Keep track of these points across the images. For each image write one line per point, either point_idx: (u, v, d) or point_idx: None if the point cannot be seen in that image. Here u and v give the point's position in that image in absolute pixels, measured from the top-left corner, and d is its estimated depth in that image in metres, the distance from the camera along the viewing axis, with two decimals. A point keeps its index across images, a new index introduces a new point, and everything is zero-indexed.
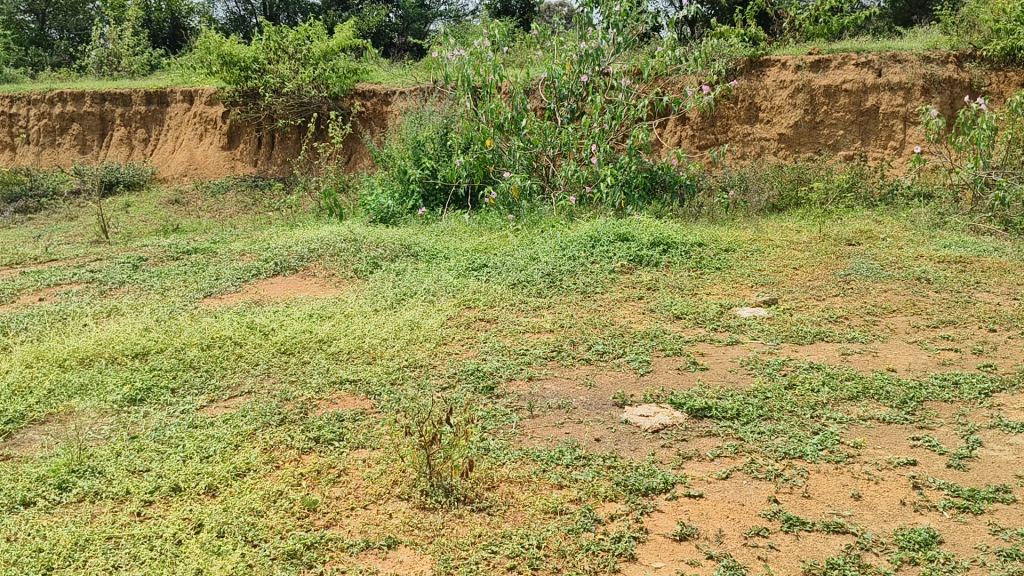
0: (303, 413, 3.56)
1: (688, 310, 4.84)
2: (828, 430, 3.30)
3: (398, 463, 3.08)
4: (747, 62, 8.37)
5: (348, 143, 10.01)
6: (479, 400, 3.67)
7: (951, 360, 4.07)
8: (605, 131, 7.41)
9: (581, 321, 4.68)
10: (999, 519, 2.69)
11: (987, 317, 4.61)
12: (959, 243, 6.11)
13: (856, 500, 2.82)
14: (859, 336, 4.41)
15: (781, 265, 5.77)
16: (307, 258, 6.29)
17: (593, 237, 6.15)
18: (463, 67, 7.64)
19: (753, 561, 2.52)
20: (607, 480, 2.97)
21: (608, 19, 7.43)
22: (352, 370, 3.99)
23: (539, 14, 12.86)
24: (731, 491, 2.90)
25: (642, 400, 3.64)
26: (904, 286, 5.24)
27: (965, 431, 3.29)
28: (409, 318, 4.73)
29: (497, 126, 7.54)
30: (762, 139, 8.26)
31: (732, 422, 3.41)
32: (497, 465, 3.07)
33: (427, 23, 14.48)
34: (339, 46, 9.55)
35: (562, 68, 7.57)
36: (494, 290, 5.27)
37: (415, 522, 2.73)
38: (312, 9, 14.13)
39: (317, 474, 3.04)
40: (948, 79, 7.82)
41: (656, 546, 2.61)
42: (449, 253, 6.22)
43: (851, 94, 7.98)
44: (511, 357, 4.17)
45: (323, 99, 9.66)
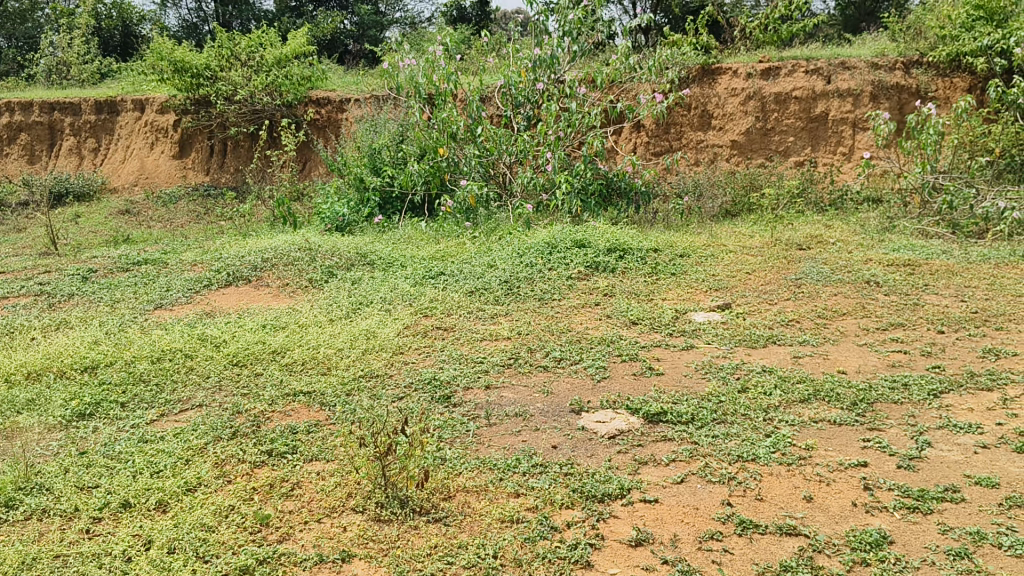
0: (255, 426, 3.48)
1: (643, 316, 4.85)
2: (781, 433, 3.32)
3: (353, 474, 3.02)
4: (699, 70, 8.47)
5: (302, 150, 9.93)
6: (436, 409, 3.63)
7: (901, 361, 4.13)
8: (560, 138, 7.42)
9: (538, 328, 4.66)
10: (948, 518, 2.72)
11: (936, 319, 4.68)
12: (909, 246, 6.21)
13: (809, 502, 2.83)
14: (811, 339, 4.46)
15: (734, 270, 5.81)
16: (260, 267, 6.19)
17: (550, 243, 6.16)
18: (418, 75, 7.62)
19: (707, 564, 2.51)
20: (563, 487, 2.94)
21: (563, 27, 7.43)
22: (306, 381, 3.92)
23: (495, 21, 12.87)
24: (686, 495, 2.90)
25: (599, 406, 3.63)
26: (854, 289, 5.31)
27: (915, 432, 3.32)
28: (364, 328, 4.67)
29: (452, 134, 7.52)
30: (715, 146, 8.34)
31: (687, 426, 3.41)
32: (453, 475, 3.04)
33: (382, 30, 14.44)
34: (293, 53, 9.46)
35: (517, 75, 7.60)
36: (451, 298, 5.24)
37: (370, 535, 2.68)
38: (266, 16, 13.98)
39: (269, 488, 2.98)
40: (896, 85, 7.95)
41: (611, 552, 2.59)
42: (406, 262, 6.17)
43: (801, 101, 8.10)
44: (468, 365, 4.14)
45: (278, 107, 9.56)
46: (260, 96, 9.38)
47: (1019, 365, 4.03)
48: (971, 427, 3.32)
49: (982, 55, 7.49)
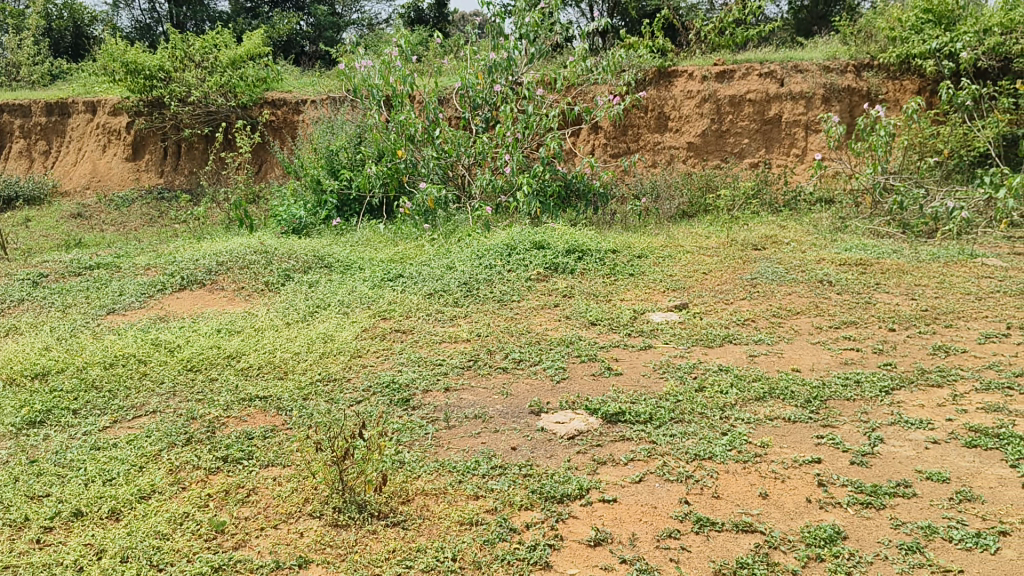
0: (210, 432, 3.44)
1: (602, 316, 4.88)
2: (736, 431, 3.35)
3: (310, 480, 2.99)
4: (656, 72, 8.54)
5: (257, 152, 9.83)
6: (395, 413, 3.61)
7: (853, 359, 4.20)
8: (518, 140, 7.44)
9: (497, 330, 4.67)
10: (900, 513, 2.76)
11: (887, 317, 4.76)
12: (861, 245, 6.32)
13: (764, 499, 2.87)
14: (766, 337, 4.51)
15: (691, 270, 5.87)
16: (215, 271, 6.11)
17: (509, 245, 6.17)
18: (375, 76, 7.58)
19: (665, 562, 2.53)
20: (522, 488, 2.95)
21: (520, 30, 7.45)
22: (263, 386, 3.88)
23: (452, 23, 12.84)
24: (644, 494, 2.92)
25: (558, 407, 3.64)
26: (807, 288, 5.39)
27: (868, 428, 3.38)
28: (322, 331, 4.64)
29: (410, 136, 7.49)
30: (672, 147, 8.42)
31: (644, 426, 3.43)
32: (412, 478, 3.03)
33: (339, 31, 14.34)
34: (248, 54, 9.35)
35: (475, 78, 7.60)
36: (410, 300, 5.22)
37: (328, 541, 2.66)
38: (221, 17, 13.79)
39: (225, 494, 2.94)
40: (848, 87, 8.09)
41: (570, 552, 2.60)
42: (364, 264, 6.14)
43: (755, 103, 8.21)
44: (427, 367, 4.13)
45: (232, 108, 9.45)
46: (214, 97, 9.26)
47: (967, 361, 4.12)
48: (922, 423, 3.39)
49: (931, 58, 7.64)
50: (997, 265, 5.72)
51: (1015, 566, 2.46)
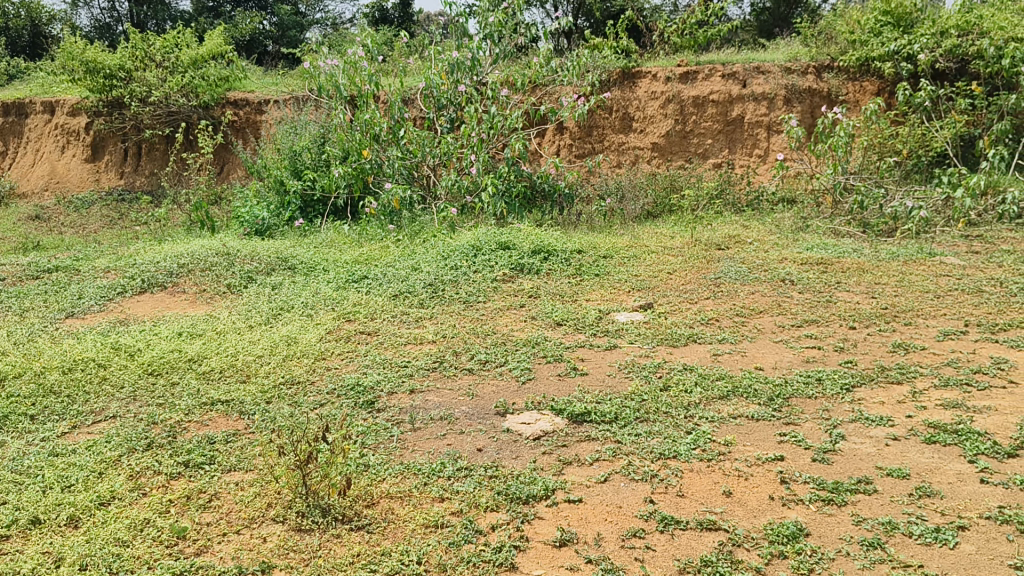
0: (171, 436, 3.39)
1: (568, 317, 4.89)
2: (700, 430, 3.37)
3: (273, 484, 2.96)
4: (620, 73, 8.58)
5: (218, 152, 9.72)
6: (359, 415, 3.58)
7: (815, 357, 4.24)
8: (483, 140, 7.43)
9: (464, 331, 4.66)
10: (861, 509, 2.79)
11: (848, 315, 4.82)
12: (823, 244, 6.40)
13: (728, 496, 2.89)
14: (730, 337, 4.54)
15: (655, 270, 5.90)
16: (176, 273, 6.02)
17: (475, 245, 6.16)
18: (339, 76, 7.52)
19: (630, 562, 2.54)
20: (488, 490, 2.94)
21: (484, 30, 7.46)
22: (224, 390, 3.83)
23: (417, 23, 12.80)
24: (610, 493, 2.92)
25: (524, 408, 3.64)
26: (770, 287, 5.44)
27: (829, 425, 3.42)
28: (285, 334, 4.59)
29: (374, 136, 7.45)
30: (636, 148, 8.46)
31: (610, 425, 3.44)
32: (377, 481, 3.00)
33: (302, 31, 14.24)
34: (210, 54, 9.23)
35: (439, 78, 7.58)
36: (375, 302, 5.19)
37: (291, 546, 2.63)
38: (182, 16, 13.61)
39: (186, 500, 2.89)
40: (809, 88, 8.19)
41: (536, 553, 2.59)
42: (328, 265, 6.09)
43: (718, 104, 8.27)
44: (392, 369, 4.10)
45: (193, 108, 9.34)
46: (175, 98, 9.14)
47: (926, 358, 4.18)
48: (883, 420, 3.43)
49: (889, 60, 7.76)
50: (955, 263, 5.82)
51: (973, 560, 2.50)
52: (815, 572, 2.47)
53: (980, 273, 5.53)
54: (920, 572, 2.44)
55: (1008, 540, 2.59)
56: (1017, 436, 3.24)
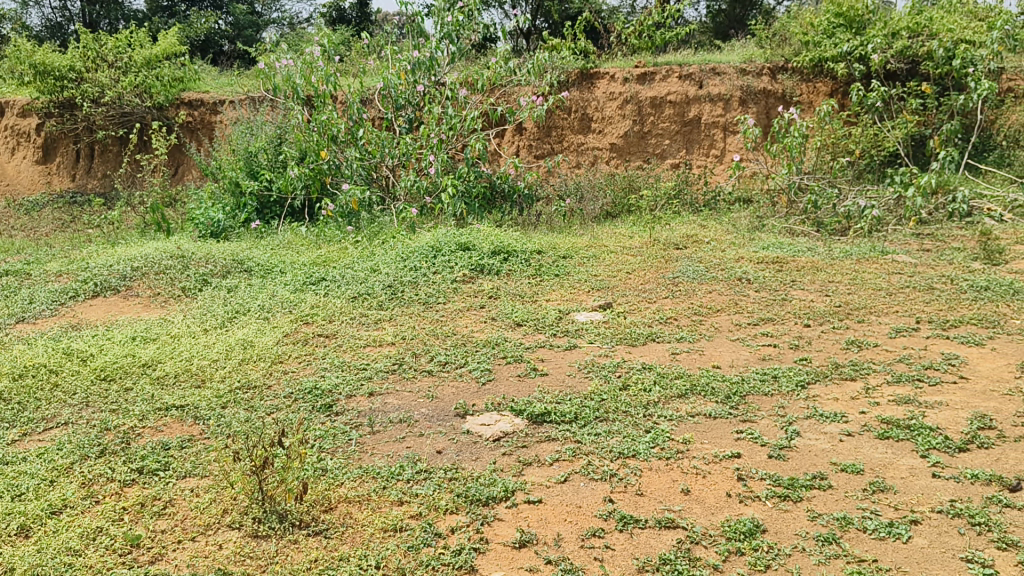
0: (125, 443, 3.33)
1: (527, 317, 4.89)
2: (659, 429, 3.39)
3: (228, 490, 2.91)
4: (578, 74, 8.60)
5: (173, 153, 9.60)
6: (317, 419, 3.54)
7: (771, 355, 4.29)
8: (442, 141, 7.41)
9: (423, 332, 4.63)
10: (816, 505, 2.83)
11: (802, 313, 4.88)
12: (778, 243, 6.47)
13: (686, 494, 2.91)
14: (688, 336, 4.57)
15: (615, 270, 5.93)
16: (129, 277, 5.92)
17: (434, 246, 6.14)
18: (295, 77, 7.45)
19: (590, 561, 2.54)
20: (448, 492, 2.93)
21: (442, 29, 7.44)
22: (179, 395, 3.77)
23: (375, 23, 12.71)
24: (569, 493, 2.93)
25: (483, 409, 3.63)
26: (727, 286, 5.49)
27: (785, 422, 3.45)
28: (241, 337, 4.53)
29: (332, 137, 7.38)
30: (595, 148, 8.49)
31: (570, 425, 3.45)
32: (335, 485, 2.97)
33: (258, 31, 14.10)
34: (164, 54, 9.07)
35: (396, 78, 7.54)
36: (333, 304, 5.15)
37: (247, 552, 2.59)
38: (136, 16, 13.37)
39: (140, 507, 2.84)
40: (763, 89, 8.29)
41: (495, 555, 2.58)
42: (285, 268, 6.03)
43: (675, 105, 8.34)
44: (350, 372, 4.07)
45: (147, 109, 9.19)
46: (128, 98, 8.98)
47: (879, 355, 4.24)
48: (837, 416, 3.48)
49: (842, 61, 7.88)
50: (906, 261, 5.92)
51: (925, 553, 2.53)
52: (772, 568, 2.49)
53: (931, 271, 5.63)
54: (874, 566, 2.47)
55: (959, 533, 2.63)
56: (967, 431, 3.30)
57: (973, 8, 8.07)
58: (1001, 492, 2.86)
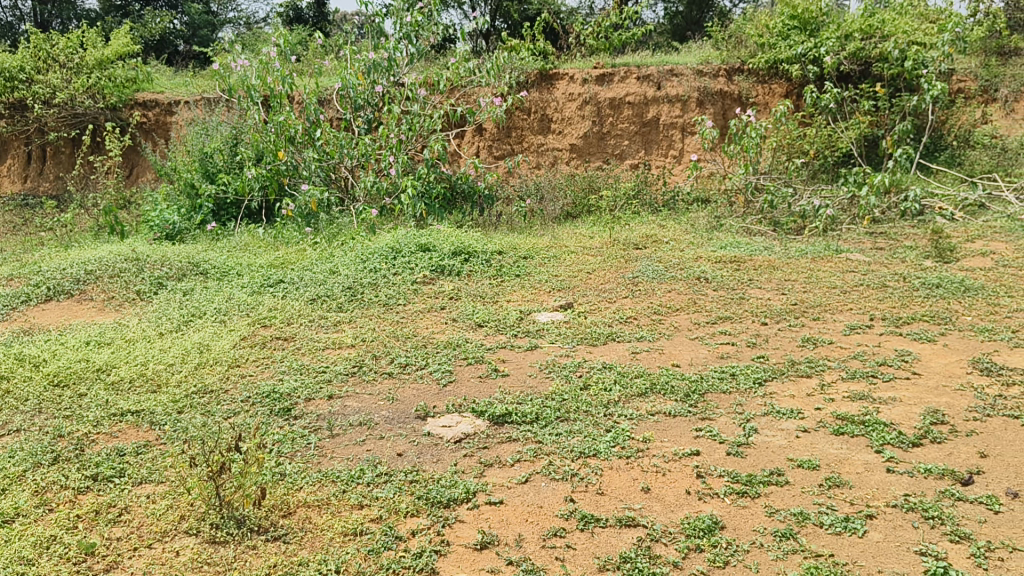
0: (79, 450, 3.27)
1: (489, 318, 4.89)
2: (619, 427, 3.41)
3: (185, 496, 2.87)
4: (538, 75, 8.59)
5: (128, 155, 9.45)
6: (275, 423, 3.51)
7: (729, 353, 4.33)
8: (402, 141, 7.38)
9: (384, 334, 4.61)
10: (774, 500, 2.86)
11: (760, 312, 4.94)
12: (734, 243, 6.53)
13: (646, 493, 2.93)
14: (647, 335, 4.60)
15: (575, 270, 5.95)
16: (83, 280, 5.80)
17: (394, 248, 6.11)
18: (251, 77, 7.37)
19: (551, 561, 2.55)
20: (408, 495, 2.91)
21: (400, 29, 7.42)
22: (134, 400, 3.71)
23: (333, 23, 12.62)
24: (530, 494, 2.93)
25: (444, 410, 3.63)
26: (686, 285, 5.54)
27: (742, 420, 3.49)
28: (197, 341, 4.47)
29: (289, 138, 7.30)
30: (555, 149, 8.51)
31: (531, 426, 3.45)
32: (293, 490, 2.94)
33: (215, 30, 13.94)
34: (116, 54, 8.91)
35: (355, 78, 7.46)
36: (291, 306, 5.10)
37: (205, 558, 2.55)
38: (88, 15, 13.12)
39: (95, 514, 2.79)
40: (720, 90, 8.39)
41: (456, 557, 2.57)
42: (242, 270, 5.96)
43: (633, 106, 8.40)
44: (310, 375, 4.03)
45: (101, 110, 9.02)
46: (81, 99, 8.81)
47: (834, 352, 4.30)
48: (794, 413, 3.52)
49: (797, 62, 8.00)
50: (860, 259, 6.01)
51: (880, 547, 2.57)
52: (731, 564, 2.51)
53: (884, 269, 5.73)
54: (831, 561, 2.50)
55: (913, 527, 2.67)
56: (920, 426, 3.36)
57: (924, 11, 8.23)
58: (953, 486, 2.91)
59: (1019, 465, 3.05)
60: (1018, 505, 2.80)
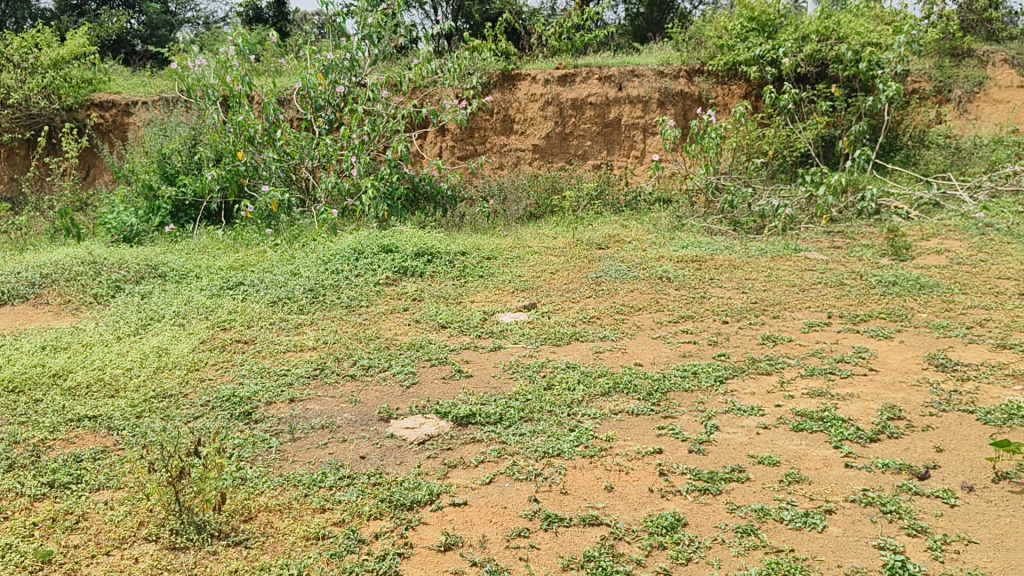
0: (34, 456, 3.21)
1: (452, 319, 4.88)
2: (583, 427, 3.42)
3: (144, 502, 2.83)
4: (500, 75, 8.58)
5: (84, 156, 9.29)
6: (235, 428, 3.46)
7: (691, 351, 4.37)
8: (364, 142, 7.34)
9: (346, 336, 4.59)
10: (735, 497, 2.89)
11: (721, 310, 4.99)
12: (695, 243, 6.57)
13: (609, 491, 2.94)
14: (610, 334, 4.62)
15: (539, 270, 5.96)
16: (38, 284, 5.69)
17: (356, 249, 6.07)
18: (209, 77, 7.28)
19: (515, 562, 2.55)
20: (371, 498, 2.89)
21: (362, 30, 7.40)
22: (91, 406, 3.65)
23: (294, 23, 12.52)
24: (494, 495, 2.93)
25: (407, 412, 3.61)
26: (648, 285, 5.57)
27: (704, 417, 3.52)
28: (156, 345, 4.41)
29: (249, 138, 7.22)
30: (517, 149, 8.51)
31: (494, 426, 3.45)
32: (254, 494, 2.91)
33: (173, 30, 13.75)
34: (72, 54, 8.75)
35: (315, 78, 7.34)
36: (252, 309, 5.04)
37: (164, 565, 2.52)
38: (43, 15, 12.87)
39: (52, 522, 2.74)
40: (681, 91, 8.47)
41: (420, 560, 2.56)
42: (201, 273, 5.89)
43: (595, 107, 8.44)
44: (271, 378, 4.00)
45: (56, 111, 8.86)
46: (36, 100, 8.64)
47: (794, 349, 4.36)
48: (754, 410, 3.56)
49: (755, 64, 8.10)
50: (818, 258, 6.09)
51: (840, 541, 2.61)
52: (693, 561, 2.53)
53: (842, 267, 5.81)
54: (791, 556, 2.53)
55: (872, 521, 2.71)
56: (878, 421, 3.41)
57: (880, 13, 8.37)
58: (910, 480, 2.96)
59: (973, 459, 3.11)
60: (972, 497, 2.86)
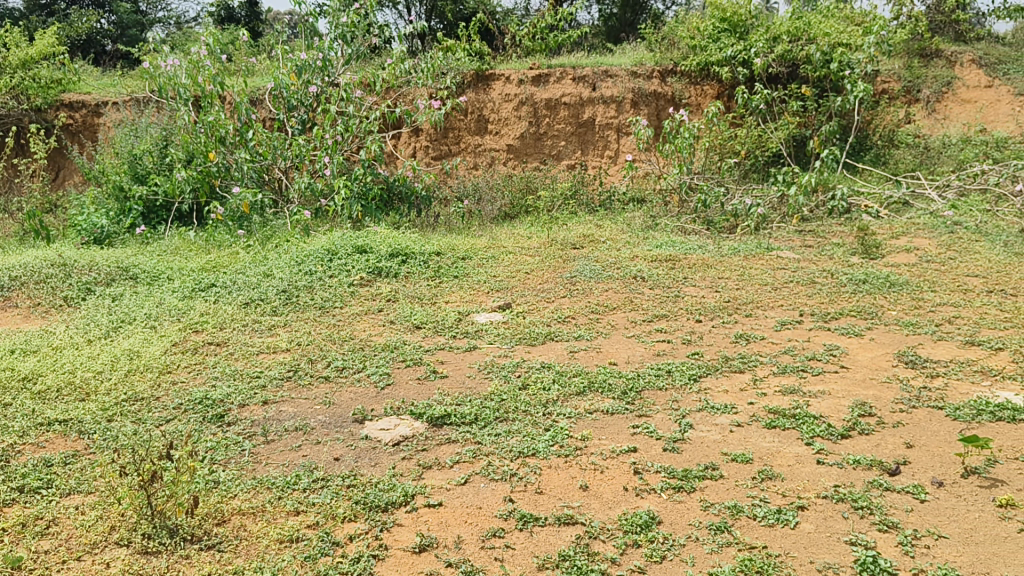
0: (3, 461, 3.17)
1: (426, 320, 4.88)
2: (558, 426, 3.43)
3: (116, 506, 2.80)
4: (474, 75, 8.58)
5: (54, 157, 9.18)
6: (207, 430, 3.44)
7: (665, 350, 4.39)
8: (338, 142, 7.32)
9: (320, 337, 4.57)
10: (708, 494, 2.91)
11: (694, 309, 5.02)
12: (669, 243, 6.60)
13: (584, 490, 2.95)
14: (585, 334, 4.64)
15: (513, 270, 5.97)
16: (6, 287, 5.61)
17: (330, 250, 6.05)
18: (179, 77, 7.16)
19: (490, 562, 2.55)
20: (345, 500, 2.88)
21: (336, 30, 7.38)
22: (62, 409, 3.61)
23: (266, 23, 12.43)
24: (469, 495, 2.93)
25: (382, 414, 3.60)
26: (622, 284, 5.59)
27: (678, 416, 3.54)
28: (127, 348, 4.37)
29: (220, 139, 7.15)
30: (492, 149, 8.51)
31: (469, 427, 3.45)
32: (228, 498, 2.89)
33: (144, 30, 13.59)
34: (40, 54, 8.64)
35: (287, 78, 7.31)
36: (224, 311, 5.01)
37: (136, 569, 2.50)
38: (10, 14, 12.68)
39: (22, 527, 2.71)
40: (654, 92, 8.51)
41: (395, 561, 2.56)
42: (173, 275, 5.84)
43: (569, 107, 8.46)
44: (244, 380, 3.97)
45: (24, 112, 8.74)
46: (4, 100, 8.52)
47: (766, 347, 4.40)
48: (727, 408, 3.58)
49: (727, 64, 8.16)
50: (789, 257, 6.15)
51: (812, 537, 2.64)
52: (667, 559, 2.55)
53: (813, 265, 5.87)
54: (764, 552, 2.56)
55: (843, 517, 2.74)
56: (849, 418, 3.45)
57: (850, 14, 8.46)
58: (880, 476, 3.00)
59: (942, 454, 3.16)
60: (942, 492, 2.89)
